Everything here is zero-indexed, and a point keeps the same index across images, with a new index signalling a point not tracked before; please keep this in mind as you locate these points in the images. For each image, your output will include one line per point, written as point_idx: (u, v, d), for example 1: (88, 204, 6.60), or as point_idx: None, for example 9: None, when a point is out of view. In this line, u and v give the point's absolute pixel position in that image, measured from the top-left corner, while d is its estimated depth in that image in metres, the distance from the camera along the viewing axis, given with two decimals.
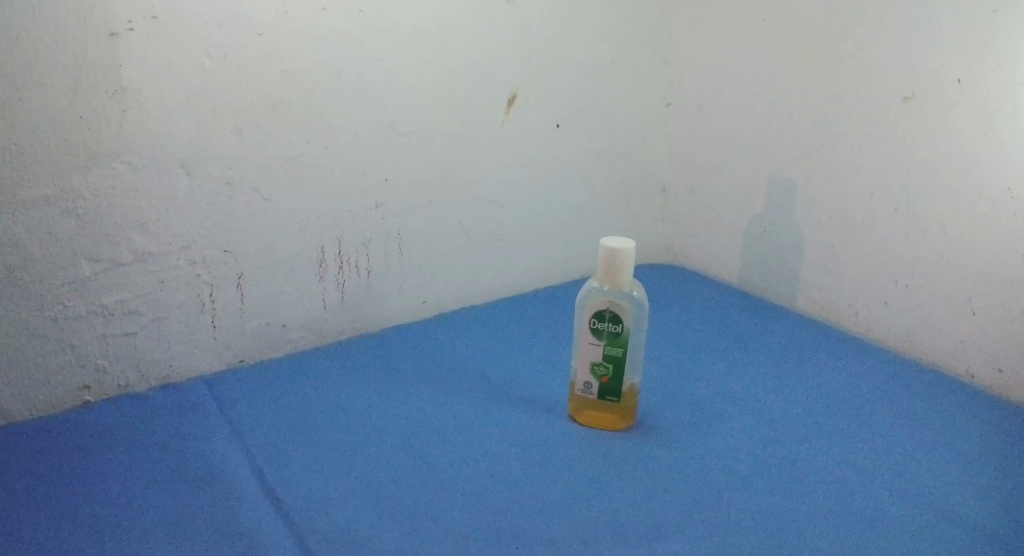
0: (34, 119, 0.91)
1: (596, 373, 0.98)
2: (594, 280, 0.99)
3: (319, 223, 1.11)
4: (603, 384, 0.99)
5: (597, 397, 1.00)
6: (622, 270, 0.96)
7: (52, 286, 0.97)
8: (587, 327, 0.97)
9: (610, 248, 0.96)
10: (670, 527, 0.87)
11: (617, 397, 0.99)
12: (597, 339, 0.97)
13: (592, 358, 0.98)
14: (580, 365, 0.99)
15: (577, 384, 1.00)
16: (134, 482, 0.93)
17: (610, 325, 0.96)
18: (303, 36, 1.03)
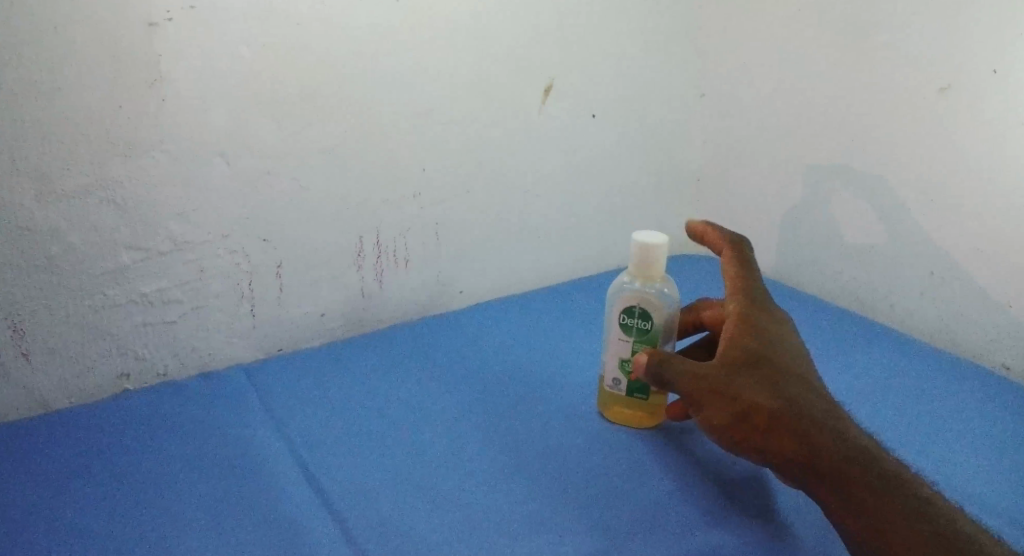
0: (74, 109, 0.92)
1: (625, 369, 0.98)
2: (628, 274, 0.98)
3: (357, 213, 1.11)
4: (632, 379, 0.99)
5: (626, 393, 1.00)
6: (653, 265, 0.96)
7: (92, 275, 0.98)
8: (618, 322, 0.97)
9: (643, 242, 0.95)
10: (708, 522, 0.88)
11: (646, 393, 0.99)
12: (626, 335, 0.97)
13: (622, 353, 0.98)
14: (610, 360, 0.99)
15: (606, 380, 1.00)
16: (174, 468, 0.94)
17: (638, 321, 0.96)
18: (341, 24, 1.02)
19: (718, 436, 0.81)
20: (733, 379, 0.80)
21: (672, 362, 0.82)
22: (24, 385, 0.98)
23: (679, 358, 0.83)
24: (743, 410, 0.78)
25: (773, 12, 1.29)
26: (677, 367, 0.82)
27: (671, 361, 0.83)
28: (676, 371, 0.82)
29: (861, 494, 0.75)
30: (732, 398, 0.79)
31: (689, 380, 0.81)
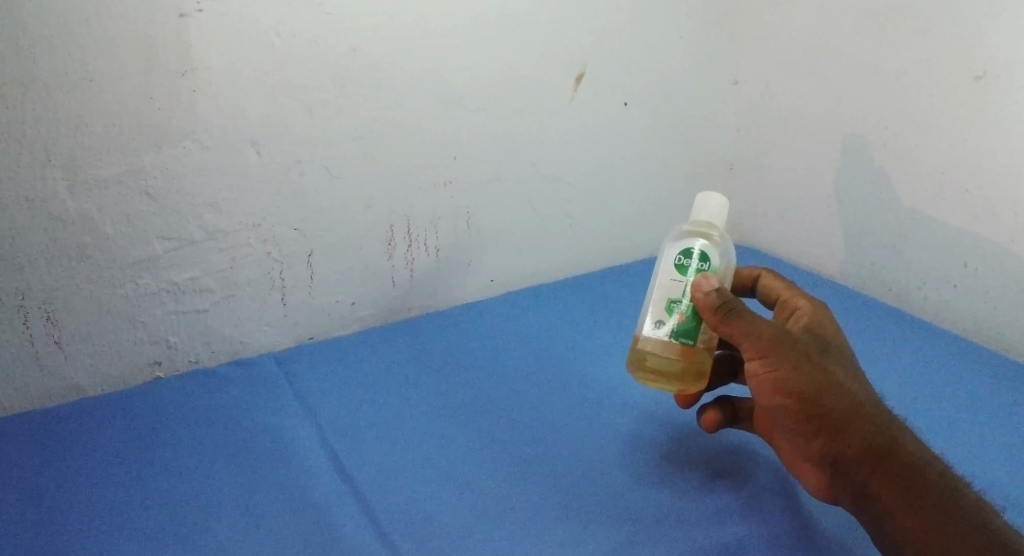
0: (106, 100, 0.92)
1: (672, 313, 0.82)
2: (686, 226, 0.87)
3: (389, 201, 1.11)
4: (678, 324, 0.82)
5: (667, 339, 0.83)
6: (717, 220, 0.86)
7: (124, 263, 0.98)
8: (672, 264, 0.83)
9: (708, 195, 0.87)
10: (741, 511, 0.88)
11: (690, 344, 0.82)
12: (682, 279, 0.82)
13: (672, 295, 0.82)
14: (656, 306, 0.83)
15: (646, 326, 0.83)
16: (205, 456, 0.94)
17: (699, 264, 0.82)
18: (373, 12, 1.01)
19: (774, 394, 0.80)
20: (801, 351, 0.80)
21: (746, 308, 0.80)
22: (59, 373, 0.99)
23: (749, 310, 0.81)
24: (810, 381, 0.79)
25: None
26: (749, 313, 0.80)
27: (743, 306, 0.80)
28: (746, 318, 0.80)
29: (908, 482, 0.75)
30: (800, 364, 0.79)
31: (757, 332, 0.80)
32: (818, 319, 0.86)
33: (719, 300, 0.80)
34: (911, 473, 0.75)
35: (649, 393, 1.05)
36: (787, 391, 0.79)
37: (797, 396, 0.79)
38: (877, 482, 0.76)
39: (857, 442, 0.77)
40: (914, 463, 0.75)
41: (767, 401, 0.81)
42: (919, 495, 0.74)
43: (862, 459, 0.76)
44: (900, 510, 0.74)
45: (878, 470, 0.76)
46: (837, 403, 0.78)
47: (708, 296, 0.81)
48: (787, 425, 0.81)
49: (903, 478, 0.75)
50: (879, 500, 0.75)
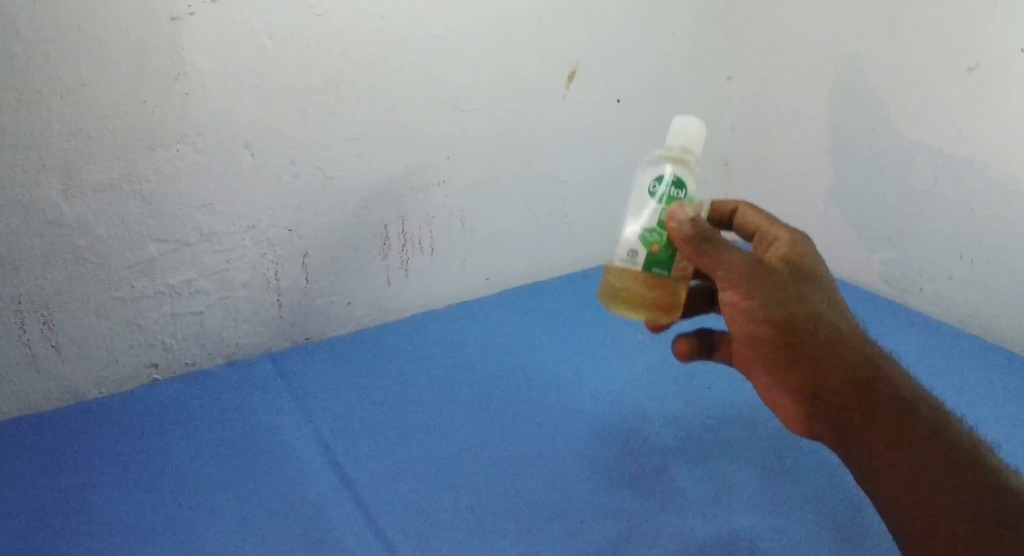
0: (99, 104, 0.92)
1: (644, 242, 0.82)
2: (662, 149, 0.86)
3: (383, 202, 1.11)
4: (651, 253, 0.83)
5: (639, 266, 0.83)
6: (693, 146, 0.86)
7: (120, 267, 0.99)
8: (646, 190, 0.83)
9: (687, 118, 0.86)
10: (737, 504, 0.89)
11: (662, 274, 0.83)
12: (656, 212, 0.82)
13: (647, 223, 0.82)
14: (630, 232, 0.83)
15: (619, 253, 0.84)
16: (202, 458, 0.94)
17: (673, 193, 0.82)
18: (367, 14, 1.01)
19: (751, 327, 0.78)
20: (778, 281, 0.79)
21: (718, 236, 0.79)
22: (56, 377, 1.00)
23: (722, 239, 0.79)
24: (788, 312, 0.77)
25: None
26: (722, 242, 0.79)
27: (715, 234, 0.79)
28: (719, 245, 0.79)
29: (889, 426, 0.73)
30: (780, 298, 0.78)
31: (731, 260, 0.78)
32: (796, 245, 0.83)
33: (694, 229, 0.79)
34: (891, 419, 0.73)
35: (644, 390, 1.05)
36: (761, 322, 0.78)
37: (773, 328, 0.77)
38: (855, 420, 0.74)
39: (834, 382, 0.76)
40: (895, 410, 0.74)
41: (740, 332, 0.80)
42: (901, 441, 0.72)
43: (840, 397, 0.75)
44: (877, 458, 0.73)
45: (858, 414, 0.74)
46: (817, 338, 0.77)
47: (681, 225, 0.79)
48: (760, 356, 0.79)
49: (884, 423, 0.73)
50: (857, 442, 0.74)
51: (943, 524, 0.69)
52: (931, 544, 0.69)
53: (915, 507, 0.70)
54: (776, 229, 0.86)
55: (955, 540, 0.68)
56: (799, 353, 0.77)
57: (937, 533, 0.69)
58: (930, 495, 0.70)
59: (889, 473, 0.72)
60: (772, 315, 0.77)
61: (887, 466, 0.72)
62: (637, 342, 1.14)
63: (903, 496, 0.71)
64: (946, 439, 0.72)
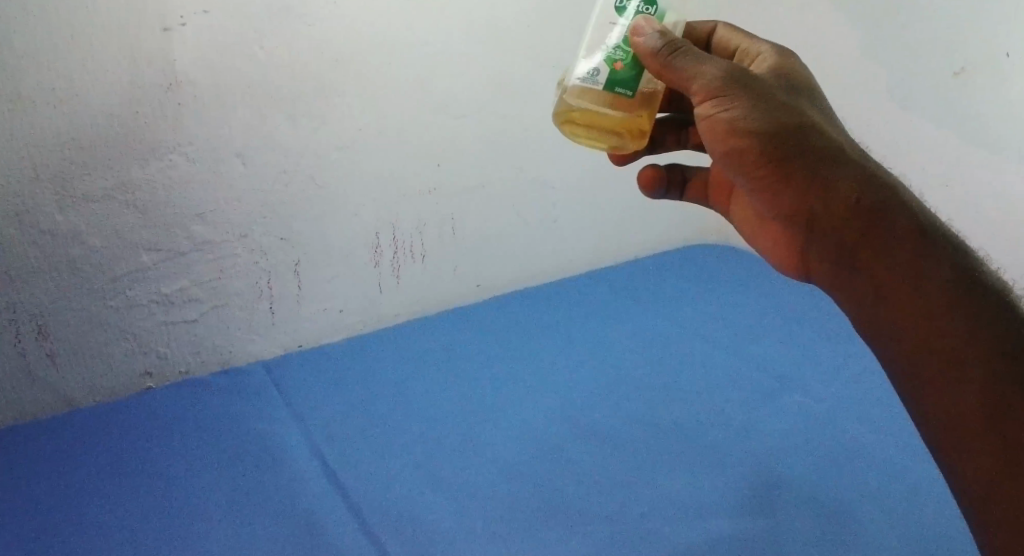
0: (93, 115, 0.93)
1: (607, 59, 0.69)
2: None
3: (374, 209, 1.12)
4: (616, 70, 0.69)
5: (602, 90, 0.69)
6: None
7: (113, 276, 1.00)
8: (611, 5, 0.70)
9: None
10: (726, 504, 0.90)
11: (629, 95, 0.69)
12: (622, 22, 0.69)
13: (610, 39, 0.69)
14: (593, 29, 0.70)
15: (576, 78, 0.70)
16: (196, 466, 0.95)
17: (644, 6, 0.69)
18: (357, 23, 1.02)
19: (728, 137, 0.67)
20: (764, 97, 0.67)
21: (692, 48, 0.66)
22: (50, 385, 1.01)
23: (696, 50, 0.67)
24: (773, 120, 0.66)
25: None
26: (695, 54, 0.67)
27: (690, 47, 0.67)
28: (694, 59, 0.66)
29: (902, 263, 0.60)
30: (759, 97, 0.67)
31: (707, 75, 0.67)
32: (781, 61, 0.75)
33: (661, 42, 0.66)
34: (908, 255, 0.61)
35: (635, 393, 1.06)
36: (743, 131, 0.66)
37: (754, 134, 0.66)
38: (864, 256, 0.62)
39: (836, 190, 0.64)
40: (908, 241, 0.61)
41: (719, 147, 0.68)
42: (916, 275, 0.60)
43: (844, 229, 0.63)
44: (886, 301, 0.60)
45: (863, 241, 0.62)
46: (808, 140, 0.66)
47: (648, 39, 0.67)
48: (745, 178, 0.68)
49: (895, 239, 0.61)
50: (861, 287, 0.62)
51: (964, 387, 0.56)
52: (951, 417, 0.55)
53: (929, 350, 0.57)
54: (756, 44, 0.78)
55: (984, 404, 0.55)
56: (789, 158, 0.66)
57: (962, 388, 0.56)
58: (943, 319, 0.58)
59: (907, 327, 0.59)
60: (753, 121, 0.66)
61: (903, 323, 0.59)
62: (628, 345, 1.15)
63: (908, 349, 0.58)
64: (970, 278, 0.59)
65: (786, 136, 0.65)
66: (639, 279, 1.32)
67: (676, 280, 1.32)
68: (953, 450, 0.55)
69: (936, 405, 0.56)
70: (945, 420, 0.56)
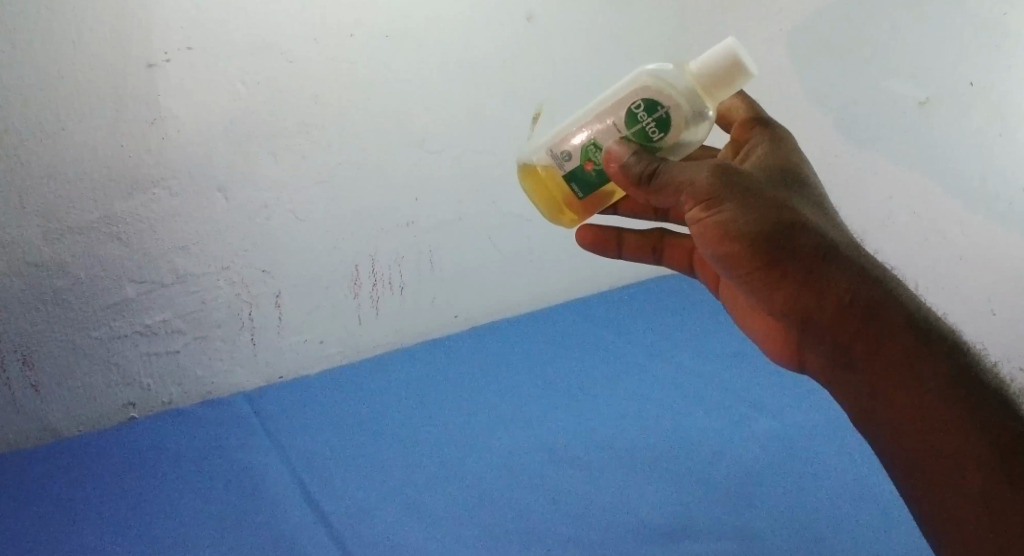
0: (77, 149, 0.95)
1: (584, 153, 0.72)
2: (689, 64, 0.72)
3: (353, 242, 1.13)
4: (581, 169, 0.72)
5: (561, 176, 0.73)
6: (708, 89, 0.71)
7: (96, 307, 1.02)
8: (628, 106, 0.70)
9: (738, 55, 0.71)
10: (696, 526, 0.92)
11: (578, 194, 0.73)
12: (626, 122, 0.71)
13: (597, 135, 0.71)
14: (601, 110, 0.72)
15: (551, 149, 0.73)
16: (180, 495, 0.98)
17: (652, 125, 0.70)
18: (335, 57, 1.04)
19: (720, 241, 0.68)
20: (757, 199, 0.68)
21: (670, 166, 0.69)
22: (34, 413, 1.03)
23: (677, 164, 0.69)
24: (764, 221, 0.67)
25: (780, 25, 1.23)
26: (677, 167, 0.68)
27: (669, 165, 0.69)
28: (675, 174, 0.68)
29: (898, 361, 0.63)
30: (751, 199, 0.68)
31: (692, 182, 0.68)
32: (774, 149, 0.76)
33: (639, 168, 0.69)
34: (900, 352, 0.64)
35: (610, 421, 1.08)
36: (734, 234, 0.67)
37: (747, 237, 0.67)
38: (862, 355, 0.65)
39: (831, 293, 0.66)
40: (905, 335, 0.64)
41: (711, 250, 0.69)
42: (910, 374, 0.63)
43: (839, 329, 0.66)
44: (889, 405, 0.64)
45: (859, 342, 0.65)
46: (798, 240, 0.67)
47: (626, 165, 0.69)
48: (739, 278, 0.69)
49: (889, 338, 0.64)
50: (858, 386, 0.66)
51: (965, 482, 0.60)
52: (950, 513, 0.60)
53: (926, 452, 0.61)
54: (754, 127, 0.79)
55: (985, 513, 0.59)
56: (781, 260, 0.67)
57: (961, 485, 0.60)
58: (940, 423, 0.61)
59: (903, 428, 0.63)
60: (744, 223, 0.67)
61: (902, 428, 0.63)
62: (606, 376, 1.17)
63: (907, 448, 0.62)
64: (965, 372, 0.62)
65: (778, 238, 0.67)
66: (619, 309, 1.34)
67: (654, 309, 1.34)
68: (954, 543, 0.60)
69: (938, 502, 0.61)
70: (942, 520, 0.61)
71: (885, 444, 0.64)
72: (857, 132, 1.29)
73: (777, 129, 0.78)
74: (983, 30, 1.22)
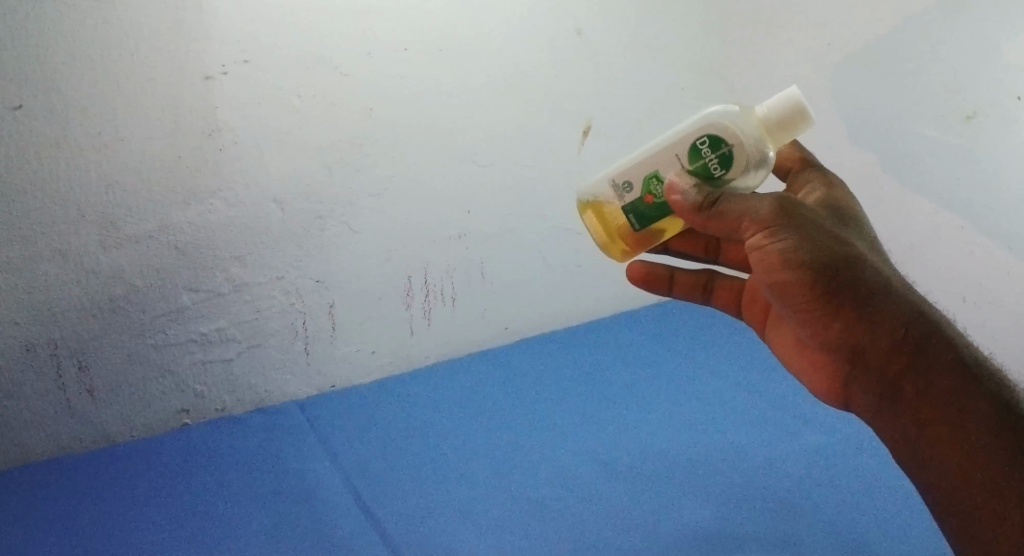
0: (137, 161, 0.97)
1: (645, 186, 0.74)
2: (754, 109, 0.74)
3: (404, 253, 1.15)
4: (640, 201, 0.75)
5: (621, 207, 0.76)
6: (772, 134, 0.73)
7: (153, 315, 1.04)
8: (692, 141, 0.73)
9: (803, 103, 0.73)
10: (745, 537, 0.93)
11: (634, 225, 0.76)
12: (688, 158, 0.73)
13: (658, 167, 0.74)
14: (665, 143, 0.74)
15: (613, 179, 0.76)
16: (234, 500, 1.00)
17: (714, 161, 0.73)
18: (387, 69, 1.06)
19: (778, 269, 0.69)
20: (817, 232, 0.69)
21: (732, 196, 0.71)
22: (90, 419, 1.05)
23: (740, 195, 0.71)
24: (825, 253, 0.68)
25: (801, 35, 1.27)
26: (739, 196, 0.70)
27: (730, 196, 0.71)
28: (737, 204, 0.70)
29: (945, 398, 0.65)
30: (812, 232, 0.69)
31: (754, 211, 0.69)
32: (829, 193, 0.79)
33: (701, 197, 0.71)
34: (949, 390, 0.65)
35: (657, 434, 1.08)
36: (793, 263, 0.68)
37: (806, 266, 0.68)
38: (908, 389, 0.67)
39: (883, 328, 0.67)
40: (954, 370, 0.65)
41: (767, 277, 0.70)
42: (960, 411, 0.64)
43: (889, 364, 0.67)
44: (933, 436, 0.65)
45: (908, 377, 0.66)
46: (855, 274, 0.68)
47: (686, 196, 0.72)
48: (791, 308, 0.70)
49: (941, 376, 0.65)
50: (903, 418, 0.67)
51: (1005, 512, 0.61)
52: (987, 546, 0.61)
53: (970, 481, 0.63)
54: (808, 172, 0.82)
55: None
56: (838, 292, 0.68)
57: (1003, 521, 0.61)
58: (985, 455, 0.63)
59: (947, 462, 0.64)
60: (805, 253, 0.68)
61: (943, 457, 0.64)
62: (654, 390, 1.18)
63: (944, 479, 0.64)
64: (1011, 412, 0.64)
65: (836, 270, 0.68)
66: (664, 323, 1.34)
67: (701, 322, 1.34)
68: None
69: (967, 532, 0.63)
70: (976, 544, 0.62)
71: (926, 477, 0.65)
72: (902, 146, 1.29)
73: (830, 176, 0.81)
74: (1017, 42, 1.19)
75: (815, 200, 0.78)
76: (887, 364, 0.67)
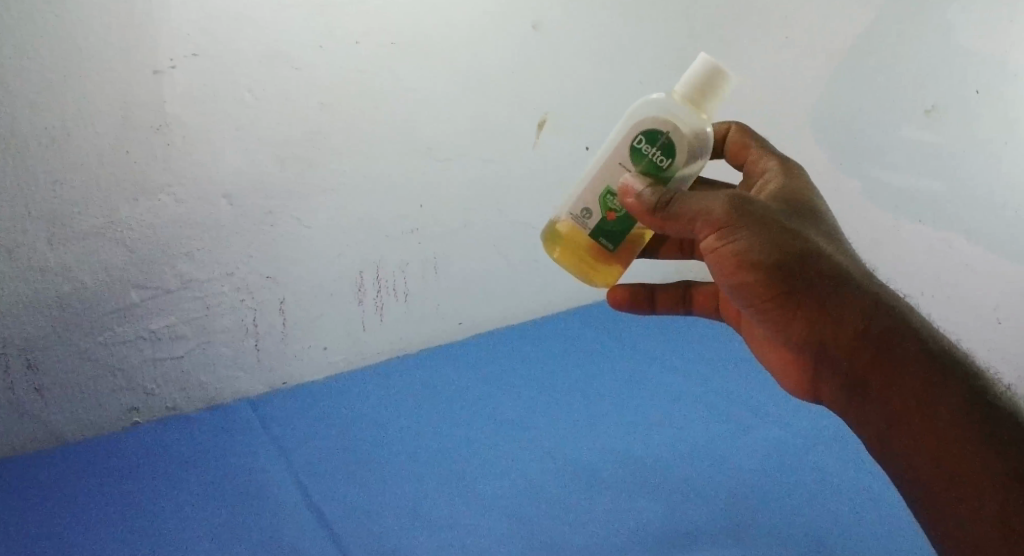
0: (81, 154, 0.95)
1: (603, 204, 0.73)
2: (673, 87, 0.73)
3: (358, 250, 1.14)
4: (604, 221, 0.74)
5: (589, 236, 0.74)
6: (702, 101, 0.72)
7: (101, 312, 1.02)
8: (630, 142, 0.72)
9: (714, 62, 0.71)
10: (695, 532, 0.93)
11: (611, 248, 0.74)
12: (632, 159, 0.72)
13: (610, 182, 0.73)
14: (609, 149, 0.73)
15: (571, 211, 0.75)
16: (181, 500, 0.98)
17: (658, 154, 0.72)
18: (343, 61, 1.05)
19: (736, 269, 0.69)
20: (775, 228, 0.69)
21: (685, 194, 0.70)
22: (37, 418, 1.03)
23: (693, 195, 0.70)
24: (782, 249, 0.68)
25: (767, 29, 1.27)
26: (693, 196, 0.70)
27: (683, 194, 0.70)
28: (691, 203, 0.69)
29: (913, 389, 0.64)
30: (768, 228, 0.68)
31: (708, 212, 0.69)
32: (789, 181, 0.78)
33: (655, 198, 0.70)
34: (916, 380, 0.64)
35: (611, 429, 1.08)
36: (750, 263, 0.68)
37: (763, 267, 0.68)
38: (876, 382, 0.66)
39: (847, 322, 0.67)
40: (920, 360, 0.65)
41: (728, 278, 0.70)
42: (928, 402, 0.63)
43: (855, 359, 0.67)
44: (903, 427, 0.64)
45: (875, 370, 0.66)
46: (814, 269, 0.67)
47: (641, 198, 0.71)
48: (754, 307, 0.71)
49: (907, 367, 0.65)
50: (873, 411, 0.66)
51: (978, 501, 0.60)
52: (964, 535, 0.61)
53: (942, 471, 0.62)
54: (767, 160, 0.81)
55: (999, 528, 0.59)
56: (798, 289, 0.68)
57: (977, 511, 0.60)
58: (955, 445, 0.62)
59: (919, 453, 0.63)
60: (761, 251, 0.68)
61: (914, 449, 0.64)
62: (609, 385, 1.17)
63: (923, 475, 0.63)
64: (979, 399, 0.63)
65: (795, 267, 0.68)
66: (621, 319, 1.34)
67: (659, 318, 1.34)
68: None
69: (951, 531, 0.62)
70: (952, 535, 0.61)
71: (899, 468, 0.65)
72: None
73: (789, 163, 0.81)
74: (981, 38, 1.23)
75: (773, 188, 0.78)
76: (854, 358, 0.67)
